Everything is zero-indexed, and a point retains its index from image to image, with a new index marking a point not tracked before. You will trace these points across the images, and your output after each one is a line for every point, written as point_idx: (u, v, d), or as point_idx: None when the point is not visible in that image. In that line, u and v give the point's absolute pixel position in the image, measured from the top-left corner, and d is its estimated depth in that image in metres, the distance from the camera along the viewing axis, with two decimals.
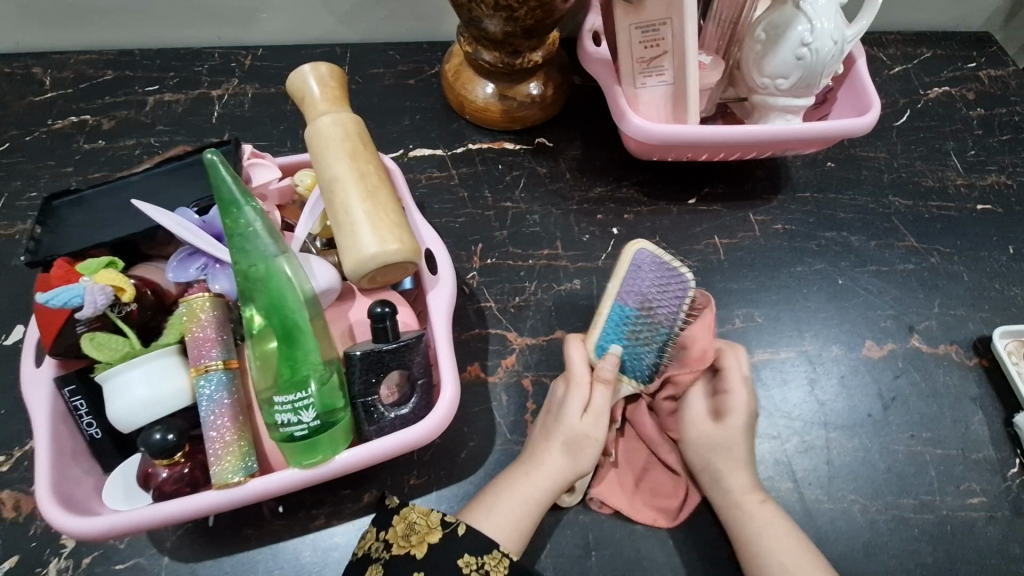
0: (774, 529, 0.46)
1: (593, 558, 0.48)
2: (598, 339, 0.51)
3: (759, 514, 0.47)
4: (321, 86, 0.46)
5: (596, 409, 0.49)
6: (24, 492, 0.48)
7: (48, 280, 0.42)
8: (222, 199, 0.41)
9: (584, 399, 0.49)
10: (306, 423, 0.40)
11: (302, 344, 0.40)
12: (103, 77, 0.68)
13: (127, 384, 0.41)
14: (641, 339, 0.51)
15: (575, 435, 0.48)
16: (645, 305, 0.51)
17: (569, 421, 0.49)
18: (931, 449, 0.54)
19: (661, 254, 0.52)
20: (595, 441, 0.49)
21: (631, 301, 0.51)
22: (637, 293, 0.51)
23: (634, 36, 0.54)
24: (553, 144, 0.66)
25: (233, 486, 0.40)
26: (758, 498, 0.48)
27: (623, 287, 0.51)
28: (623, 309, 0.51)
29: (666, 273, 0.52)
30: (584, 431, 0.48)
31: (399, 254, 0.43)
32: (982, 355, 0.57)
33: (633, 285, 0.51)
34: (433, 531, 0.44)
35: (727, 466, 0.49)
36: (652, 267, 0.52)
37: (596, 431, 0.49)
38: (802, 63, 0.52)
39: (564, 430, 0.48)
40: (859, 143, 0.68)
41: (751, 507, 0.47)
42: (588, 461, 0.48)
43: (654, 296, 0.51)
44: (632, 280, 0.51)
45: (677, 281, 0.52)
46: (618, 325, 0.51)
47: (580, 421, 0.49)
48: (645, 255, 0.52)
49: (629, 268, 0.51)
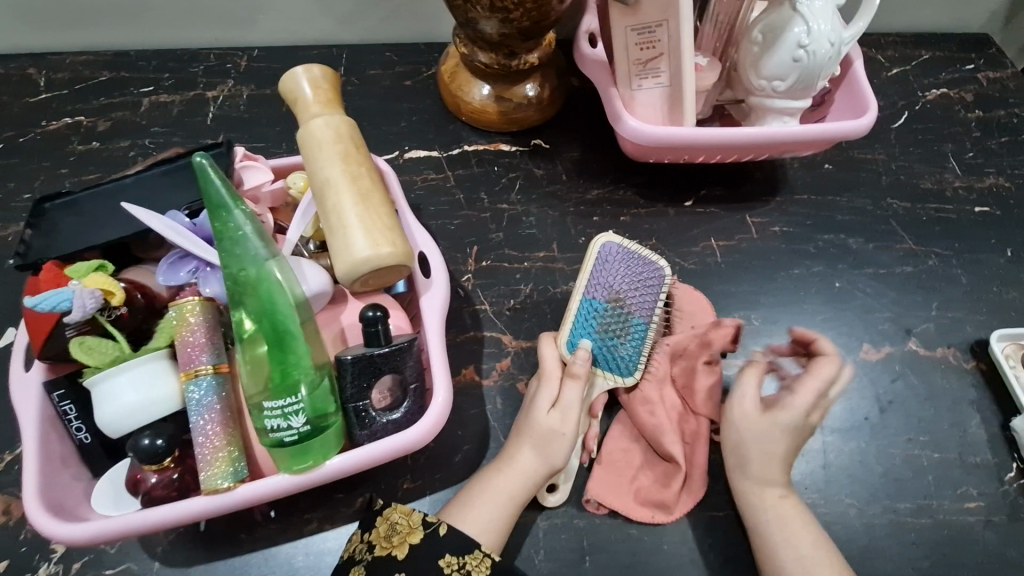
0: (793, 524, 0.46)
1: (588, 562, 0.48)
2: (568, 336, 0.52)
3: (775, 507, 0.47)
4: (313, 88, 0.46)
5: (564, 405, 0.49)
6: (15, 495, 0.48)
7: (37, 283, 0.42)
8: (210, 202, 0.40)
9: (552, 395, 0.49)
10: (296, 428, 0.39)
11: (294, 348, 0.40)
12: (99, 77, 0.68)
13: (116, 389, 0.40)
14: (612, 330, 0.52)
15: (541, 432, 0.48)
16: (614, 297, 0.53)
17: (537, 417, 0.48)
18: (928, 453, 0.53)
19: (627, 246, 0.54)
20: (564, 437, 0.48)
21: (600, 294, 0.53)
22: (605, 286, 0.53)
23: (630, 38, 0.54)
24: (550, 146, 0.66)
25: (223, 491, 0.40)
26: (779, 493, 0.48)
27: (590, 282, 0.53)
28: (591, 302, 0.53)
29: (637, 262, 0.54)
30: (551, 426, 0.48)
31: (391, 257, 0.42)
32: (980, 358, 0.57)
33: (600, 279, 0.53)
34: (415, 531, 0.43)
35: (765, 461, 0.48)
36: (619, 257, 0.54)
37: (563, 427, 0.48)
38: (799, 65, 0.52)
39: (533, 427, 0.48)
40: (857, 145, 0.67)
41: (768, 499, 0.47)
42: (558, 456, 0.47)
43: (623, 288, 0.53)
44: (599, 274, 0.53)
45: (649, 271, 0.53)
46: (589, 319, 0.52)
47: (547, 416, 0.48)
48: (611, 247, 0.54)
49: (595, 261, 0.53)
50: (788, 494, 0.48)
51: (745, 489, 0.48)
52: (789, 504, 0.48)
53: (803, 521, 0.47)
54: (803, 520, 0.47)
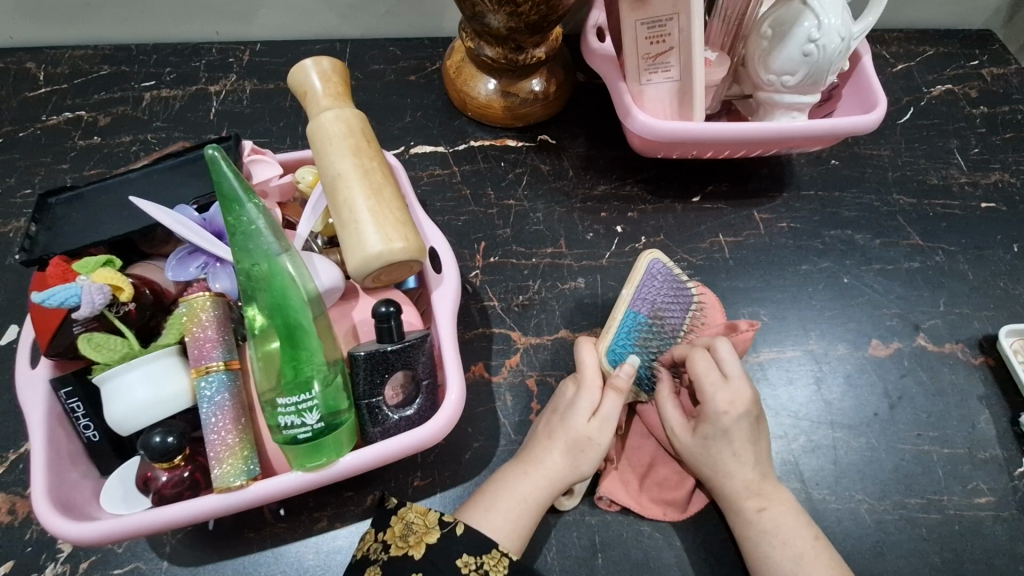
0: (776, 539, 0.45)
1: (599, 559, 0.48)
2: (610, 345, 0.51)
3: (757, 523, 0.46)
4: (323, 81, 0.45)
5: (604, 415, 0.48)
6: (19, 494, 0.47)
7: (45, 279, 0.41)
8: (224, 195, 0.39)
9: (591, 404, 0.48)
10: (311, 425, 0.39)
11: (306, 344, 0.39)
12: (99, 72, 0.67)
13: (127, 386, 0.40)
14: (651, 347, 0.52)
15: (576, 439, 0.47)
16: (655, 314, 0.52)
17: (575, 424, 0.47)
18: (937, 448, 0.53)
19: (671, 267, 0.54)
20: (598, 447, 0.47)
21: (643, 308, 0.52)
22: (648, 302, 0.52)
23: (639, 32, 0.53)
24: (556, 142, 0.66)
25: (235, 489, 0.39)
26: (755, 506, 0.46)
27: (636, 295, 0.52)
28: (635, 315, 0.52)
29: (675, 286, 0.54)
30: (588, 434, 0.47)
31: (404, 252, 0.42)
32: (988, 353, 0.57)
33: (645, 294, 0.52)
34: (431, 531, 0.43)
35: (720, 467, 0.47)
36: (663, 277, 0.54)
37: (599, 437, 0.47)
38: (809, 60, 0.52)
39: (569, 433, 0.47)
40: (862, 141, 0.67)
41: (749, 515, 0.46)
42: (587, 464, 0.47)
43: (664, 306, 0.53)
44: (644, 288, 0.52)
45: (684, 295, 0.54)
46: (631, 331, 0.51)
47: (586, 424, 0.47)
48: (658, 265, 0.54)
49: (643, 275, 0.53)
50: (765, 505, 0.46)
51: (726, 505, 0.47)
52: (767, 518, 0.46)
53: (788, 533, 0.45)
54: (788, 533, 0.45)
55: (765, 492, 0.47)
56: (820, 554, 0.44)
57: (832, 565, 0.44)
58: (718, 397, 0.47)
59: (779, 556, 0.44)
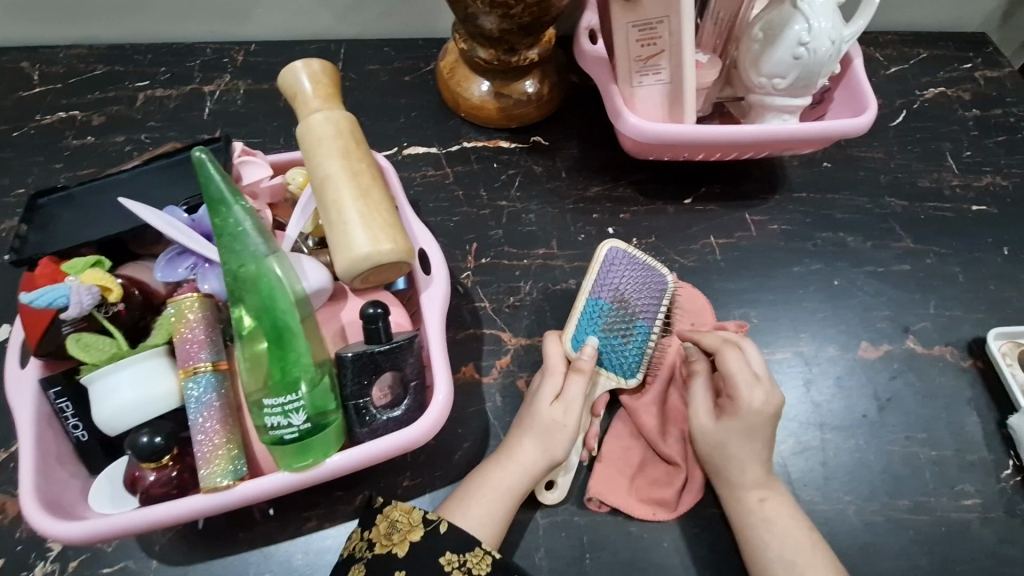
0: (776, 528, 0.46)
1: (588, 560, 0.48)
2: (574, 333, 0.52)
3: (757, 511, 0.46)
4: (312, 82, 0.46)
5: (568, 398, 0.49)
6: (10, 493, 0.48)
7: (34, 279, 0.42)
8: (210, 197, 0.40)
9: (556, 389, 0.49)
10: (297, 426, 0.39)
11: (294, 346, 0.40)
12: (93, 71, 0.67)
13: (115, 386, 0.40)
14: (617, 331, 0.52)
15: (543, 424, 0.48)
16: (619, 299, 0.53)
17: (540, 409, 0.48)
18: (926, 450, 0.53)
19: (635, 253, 0.54)
20: (564, 429, 0.48)
21: (606, 295, 0.53)
22: (611, 288, 0.53)
23: (631, 34, 0.54)
24: (549, 143, 0.66)
25: (222, 489, 0.39)
26: (757, 497, 0.47)
27: (596, 283, 0.53)
28: (597, 302, 0.52)
29: (643, 270, 0.54)
30: (554, 418, 0.48)
31: (391, 254, 0.42)
32: (977, 356, 0.57)
33: (607, 280, 0.53)
34: (415, 529, 0.43)
35: (736, 460, 0.48)
36: (625, 263, 0.53)
37: (565, 419, 0.48)
38: (800, 63, 0.52)
39: (536, 419, 0.48)
40: (855, 143, 0.67)
41: (750, 504, 0.47)
42: (559, 448, 0.47)
43: (629, 291, 0.53)
44: (607, 275, 0.53)
45: (653, 279, 0.54)
46: (594, 317, 0.52)
47: (550, 408, 0.48)
48: (617, 252, 0.53)
49: (602, 265, 0.53)
50: (769, 496, 0.47)
51: (727, 493, 0.48)
52: (769, 507, 0.46)
53: (786, 524, 0.46)
54: (787, 522, 0.46)
55: (768, 484, 0.48)
56: (816, 543, 0.45)
57: (827, 560, 0.44)
58: (753, 398, 0.48)
59: (781, 547, 0.45)
